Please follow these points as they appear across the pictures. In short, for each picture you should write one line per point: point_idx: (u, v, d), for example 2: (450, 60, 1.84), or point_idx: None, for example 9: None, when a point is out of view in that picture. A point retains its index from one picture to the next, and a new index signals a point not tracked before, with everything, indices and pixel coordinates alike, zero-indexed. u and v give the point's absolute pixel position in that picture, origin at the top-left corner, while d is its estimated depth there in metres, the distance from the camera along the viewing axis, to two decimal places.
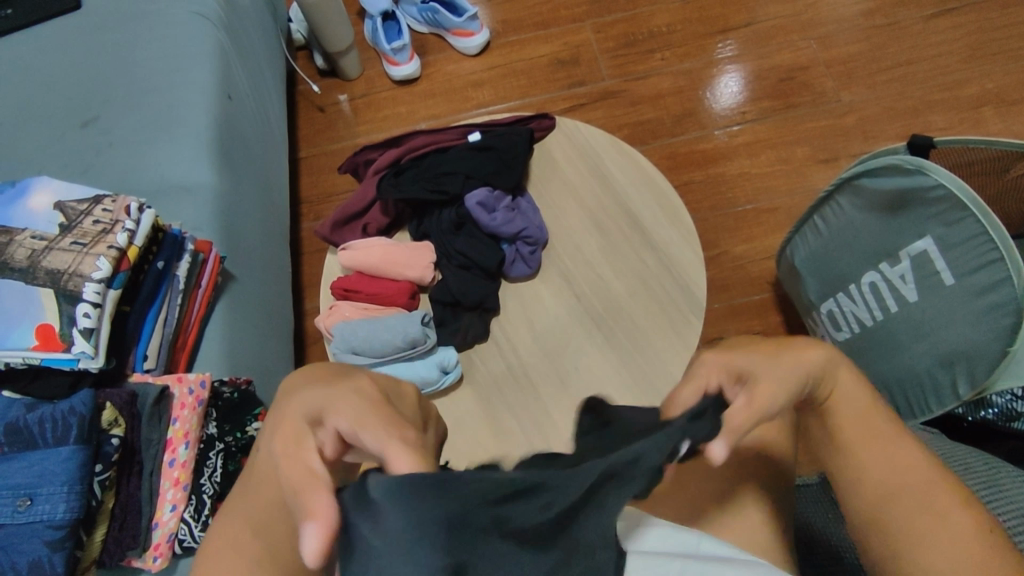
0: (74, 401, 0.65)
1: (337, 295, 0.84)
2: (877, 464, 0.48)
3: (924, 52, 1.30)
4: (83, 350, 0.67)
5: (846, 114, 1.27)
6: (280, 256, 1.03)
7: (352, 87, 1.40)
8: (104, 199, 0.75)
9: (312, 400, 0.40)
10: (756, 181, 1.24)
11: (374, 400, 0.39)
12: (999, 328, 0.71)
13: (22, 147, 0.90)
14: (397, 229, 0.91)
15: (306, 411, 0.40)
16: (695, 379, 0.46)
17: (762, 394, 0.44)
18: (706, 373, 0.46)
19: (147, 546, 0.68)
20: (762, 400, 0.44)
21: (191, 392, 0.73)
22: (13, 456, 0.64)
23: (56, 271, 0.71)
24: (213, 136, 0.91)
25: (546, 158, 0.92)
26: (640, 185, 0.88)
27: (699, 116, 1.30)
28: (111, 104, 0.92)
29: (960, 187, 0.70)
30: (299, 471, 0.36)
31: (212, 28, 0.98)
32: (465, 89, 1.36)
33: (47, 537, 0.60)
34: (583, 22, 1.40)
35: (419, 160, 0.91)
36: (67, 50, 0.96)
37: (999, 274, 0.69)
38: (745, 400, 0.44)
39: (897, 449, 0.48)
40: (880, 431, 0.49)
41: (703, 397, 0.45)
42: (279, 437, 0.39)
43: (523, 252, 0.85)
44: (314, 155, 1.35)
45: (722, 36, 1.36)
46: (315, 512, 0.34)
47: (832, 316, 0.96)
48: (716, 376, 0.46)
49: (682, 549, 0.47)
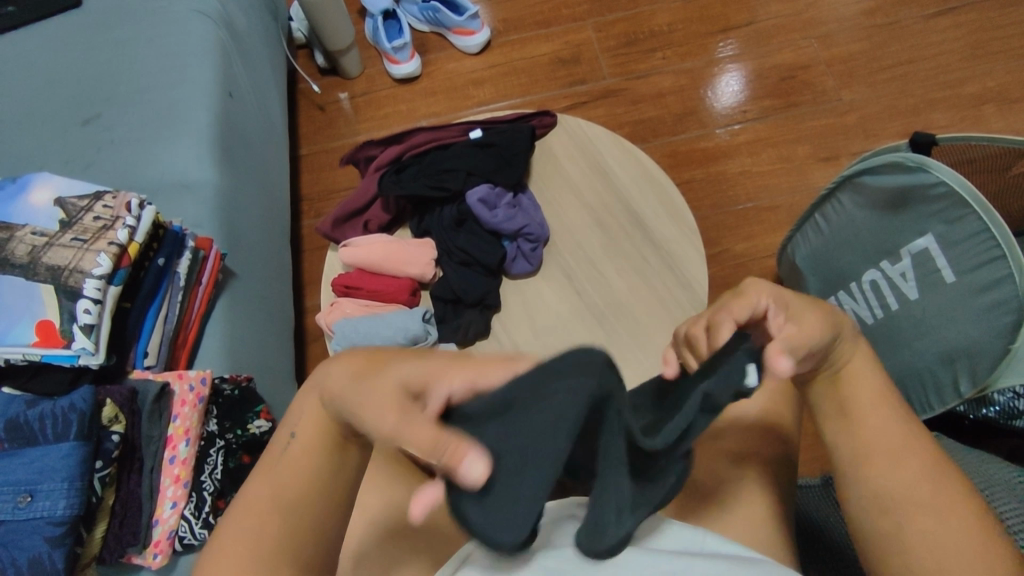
0: (74, 398, 0.64)
1: (338, 291, 0.84)
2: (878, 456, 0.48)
3: (924, 51, 1.30)
4: (84, 346, 0.67)
5: (847, 113, 1.27)
6: (280, 253, 1.03)
7: (353, 86, 1.40)
8: (104, 195, 0.75)
9: (402, 374, 0.41)
10: (756, 179, 1.24)
11: (454, 355, 0.41)
12: (1000, 326, 0.70)
13: (23, 143, 0.90)
14: (398, 226, 0.91)
15: (398, 383, 0.40)
16: (748, 297, 0.49)
17: (808, 322, 0.48)
18: (758, 294, 0.49)
19: (147, 543, 0.68)
20: (810, 325, 0.48)
21: (191, 389, 0.73)
22: (14, 452, 0.64)
23: (56, 267, 0.70)
24: (214, 133, 0.90)
25: (547, 156, 0.92)
26: (642, 183, 0.88)
27: (700, 114, 1.30)
28: (112, 101, 0.91)
29: (962, 185, 0.70)
30: (426, 428, 0.34)
31: (213, 26, 0.98)
32: (466, 87, 1.36)
33: (47, 533, 0.60)
34: (584, 21, 1.40)
35: (420, 157, 0.91)
36: (68, 47, 0.96)
37: (1000, 271, 0.69)
38: (795, 326, 0.48)
39: (903, 443, 0.48)
40: (885, 424, 0.49)
41: (754, 314, 0.48)
42: (386, 414, 0.38)
43: (524, 249, 0.84)
44: (314, 153, 1.35)
45: (723, 35, 1.36)
46: (463, 449, 0.33)
47: None
48: (763, 300, 0.49)
49: (687, 547, 0.48)
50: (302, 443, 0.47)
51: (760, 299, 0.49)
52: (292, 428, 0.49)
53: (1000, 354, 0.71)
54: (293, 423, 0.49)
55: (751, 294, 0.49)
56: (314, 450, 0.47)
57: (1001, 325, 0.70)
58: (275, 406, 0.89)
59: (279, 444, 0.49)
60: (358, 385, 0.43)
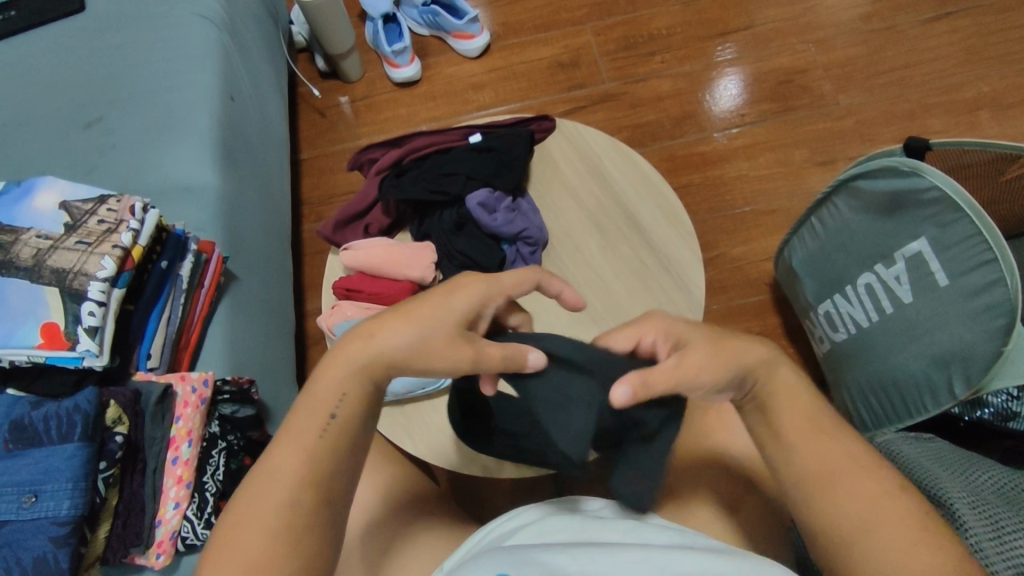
0: (79, 399, 0.65)
1: (339, 295, 0.85)
2: (826, 467, 0.50)
3: (921, 55, 1.31)
4: (88, 348, 0.68)
5: (845, 117, 1.28)
6: (281, 255, 1.04)
7: (353, 89, 1.41)
8: (109, 199, 0.76)
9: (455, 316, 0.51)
10: (754, 183, 1.25)
11: (484, 278, 0.54)
12: (993, 329, 0.72)
13: (27, 147, 0.91)
14: (398, 230, 0.92)
15: (457, 321, 0.51)
16: (636, 329, 0.54)
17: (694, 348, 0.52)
18: (649, 328, 0.54)
19: (150, 543, 0.69)
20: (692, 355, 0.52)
21: (194, 391, 0.74)
22: (18, 453, 0.64)
23: (61, 270, 0.71)
24: (216, 136, 0.91)
25: (546, 160, 0.93)
26: (639, 186, 0.89)
27: (699, 118, 1.31)
28: (114, 105, 0.92)
29: (955, 189, 0.71)
30: (496, 347, 0.50)
31: (214, 30, 0.99)
32: (466, 91, 1.37)
33: (52, 533, 0.61)
34: (584, 25, 1.41)
35: (421, 161, 0.92)
36: (71, 52, 0.97)
37: (993, 275, 0.70)
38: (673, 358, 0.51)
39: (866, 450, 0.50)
40: (826, 435, 0.51)
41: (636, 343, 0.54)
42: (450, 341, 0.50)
43: (523, 252, 0.86)
44: (315, 157, 1.36)
45: (722, 39, 1.37)
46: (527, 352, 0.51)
47: (829, 317, 0.97)
48: (653, 336, 0.54)
49: (683, 543, 0.49)
50: (344, 426, 0.49)
51: (650, 330, 0.54)
52: (332, 407, 0.49)
53: (993, 356, 0.72)
54: (329, 403, 0.50)
55: (639, 327, 0.54)
56: (354, 434, 0.50)
57: (994, 328, 0.71)
58: (276, 408, 0.90)
59: (314, 422, 0.49)
60: (410, 331, 0.50)
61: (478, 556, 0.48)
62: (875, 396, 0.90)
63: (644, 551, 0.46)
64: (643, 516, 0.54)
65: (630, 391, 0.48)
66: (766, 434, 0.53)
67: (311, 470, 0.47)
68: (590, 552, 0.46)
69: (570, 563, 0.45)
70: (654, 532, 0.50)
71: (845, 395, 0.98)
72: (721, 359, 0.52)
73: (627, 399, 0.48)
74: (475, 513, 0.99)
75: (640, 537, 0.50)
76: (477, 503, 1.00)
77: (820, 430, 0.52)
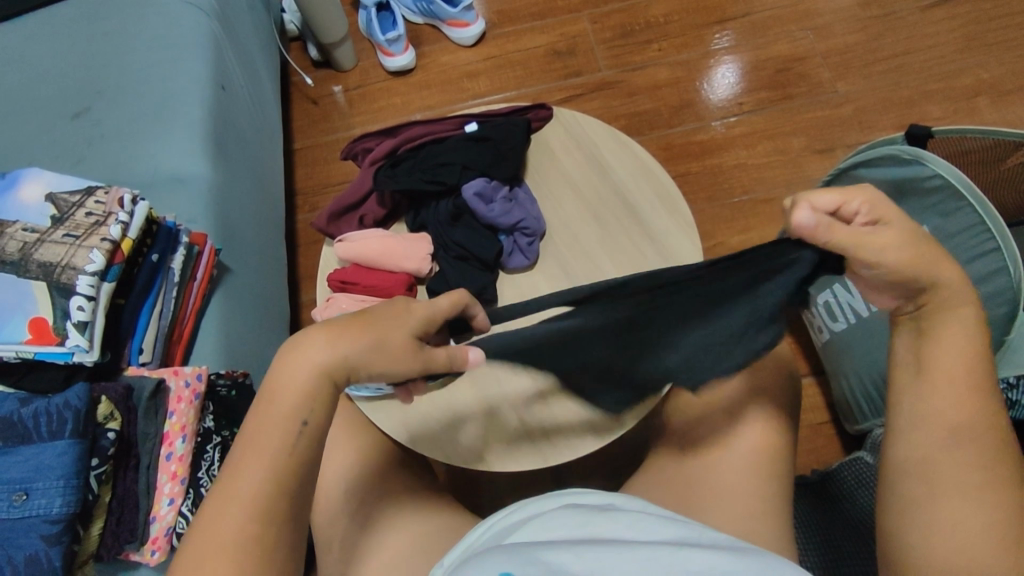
0: (69, 395, 0.64)
1: (335, 287, 0.83)
2: (927, 444, 0.51)
3: (921, 42, 1.29)
4: (78, 343, 0.67)
5: (843, 105, 1.27)
6: (275, 246, 1.03)
7: (347, 78, 1.39)
8: (96, 190, 0.75)
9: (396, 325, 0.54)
10: (751, 172, 1.24)
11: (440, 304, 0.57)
12: (995, 318, 0.72)
13: (15, 136, 0.89)
14: (394, 221, 0.91)
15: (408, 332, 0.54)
16: (842, 191, 0.50)
17: (889, 234, 0.49)
18: (858, 194, 0.50)
19: (145, 540, 0.68)
20: (889, 237, 0.49)
21: (187, 386, 0.73)
22: (7, 452, 0.63)
23: (48, 263, 0.70)
24: (208, 126, 0.90)
25: (544, 149, 0.91)
26: (638, 174, 0.88)
27: (697, 107, 1.29)
28: (102, 94, 0.90)
29: (958, 177, 0.70)
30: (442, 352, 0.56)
31: (205, 17, 0.97)
32: (460, 79, 1.36)
33: (44, 531, 0.60)
34: (580, 13, 1.39)
35: (416, 151, 0.90)
36: (58, 39, 0.95)
37: (994, 264, 0.70)
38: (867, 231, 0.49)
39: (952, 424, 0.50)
40: (949, 415, 0.50)
41: (839, 205, 0.50)
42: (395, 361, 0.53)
43: (521, 242, 0.85)
44: (308, 147, 1.34)
45: (720, 27, 1.35)
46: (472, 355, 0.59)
47: (828, 308, 0.94)
48: (860, 203, 0.50)
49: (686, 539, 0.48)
50: None
51: (857, 200, 0.50)
52: None
53: (996, 344, 0.73)
54: None
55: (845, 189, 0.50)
56: None
57: (994, 317, 0.72)
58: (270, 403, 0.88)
59: None
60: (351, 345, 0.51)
61: (482, 554, 0.47)
62: (873, 388, 0.88)
63: (647, 548, 0.45)
64: (644, 508, 0.53)
65: (811, 221, 0.48)
66: (909, 381, 0.52)
67: (291, 468, 0.48)
68: (599, 551, 0.45)
69: (578, 564, 0.44)
70: (656, 525, 0.50)
71: (844, 385, 0.96)
72: (894, 245, 0.49)
73: (807, 223, 0.48)
74: (473, 504, 0.99)
75: (644, 532, 0.49)
76: (475, 493, 0.99)
77: (948, 413, 0.50)
